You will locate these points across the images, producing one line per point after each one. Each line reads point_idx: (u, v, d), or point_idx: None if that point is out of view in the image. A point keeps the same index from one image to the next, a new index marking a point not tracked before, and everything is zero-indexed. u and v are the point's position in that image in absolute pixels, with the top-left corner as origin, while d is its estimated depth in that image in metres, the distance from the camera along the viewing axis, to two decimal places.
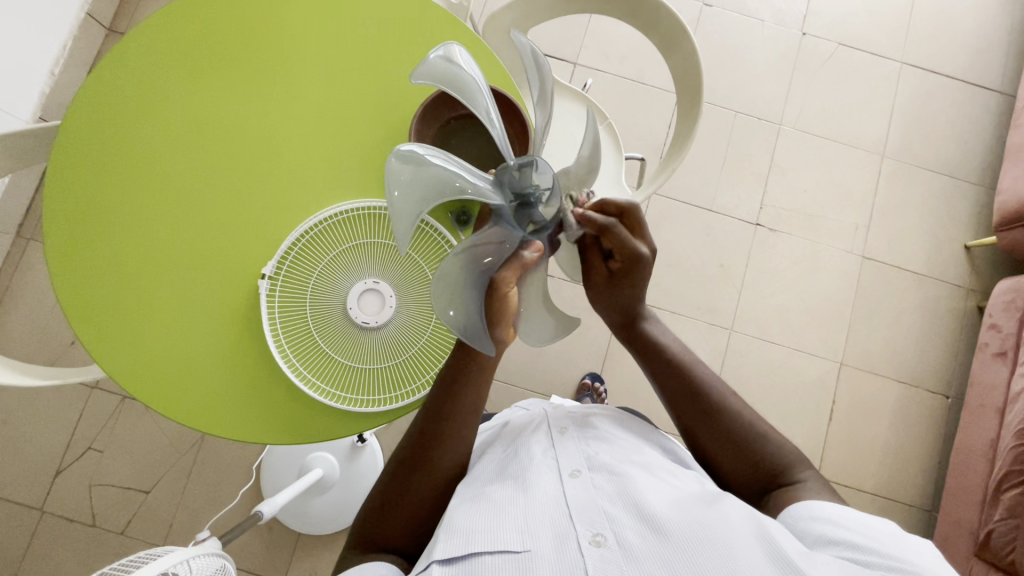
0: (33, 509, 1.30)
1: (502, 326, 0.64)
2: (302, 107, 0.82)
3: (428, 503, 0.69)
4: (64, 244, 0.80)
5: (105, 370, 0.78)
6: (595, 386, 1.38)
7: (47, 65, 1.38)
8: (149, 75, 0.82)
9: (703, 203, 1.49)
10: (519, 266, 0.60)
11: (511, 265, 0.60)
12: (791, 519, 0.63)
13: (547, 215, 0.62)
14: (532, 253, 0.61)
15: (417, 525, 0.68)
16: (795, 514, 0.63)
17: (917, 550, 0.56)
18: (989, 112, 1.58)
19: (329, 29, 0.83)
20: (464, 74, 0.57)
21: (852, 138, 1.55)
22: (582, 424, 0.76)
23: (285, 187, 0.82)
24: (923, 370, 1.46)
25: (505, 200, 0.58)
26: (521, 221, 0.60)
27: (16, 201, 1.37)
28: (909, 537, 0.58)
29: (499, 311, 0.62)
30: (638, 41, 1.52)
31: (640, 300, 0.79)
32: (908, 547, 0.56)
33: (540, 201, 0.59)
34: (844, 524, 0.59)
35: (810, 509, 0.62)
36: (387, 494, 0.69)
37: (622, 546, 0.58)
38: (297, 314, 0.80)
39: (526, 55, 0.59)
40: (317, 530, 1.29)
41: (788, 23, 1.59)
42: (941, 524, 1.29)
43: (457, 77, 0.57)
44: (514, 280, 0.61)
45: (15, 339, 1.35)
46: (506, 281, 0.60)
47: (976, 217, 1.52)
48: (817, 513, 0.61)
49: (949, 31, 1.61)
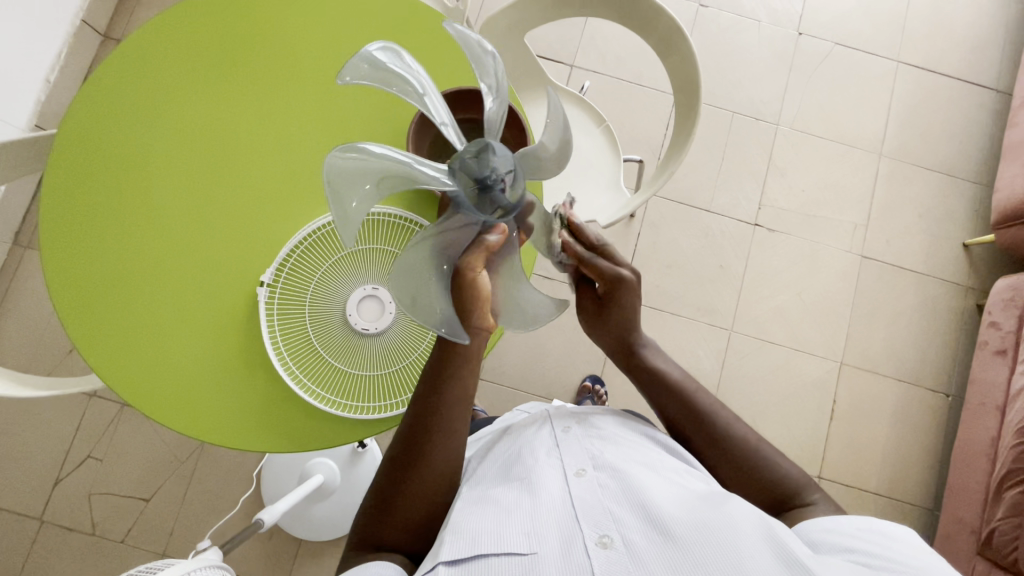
0: (33, 519, 1.30)
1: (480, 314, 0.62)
2: (300, 114, 0.82)
3: (427, 509, 0.68)
4: (62, 252, 0.79)
5: (101, 376, 0.78)
6: (596, 388, 1.39)
7: (43, 72, 1.38)
8: (146, 78, 0.81)
9: (701, 204, 1.49)
10: (484, 250, 0.60)
11: (475, 249, 0.59)
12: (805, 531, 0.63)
13: (513, 197, 0.61)
14: (495, 237, 0.60)
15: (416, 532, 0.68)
16: (805, 528, 0.63)
17: (924, 554, 0.57)
18: (985, 110, 1.58)
19: (327, 35, 0.83)
20: (397, 73, 0.58)
21: (850, 138, 1.55)
22: (585, 424, 0.76)
23: (283, 194, 0.82)
24: (923, 369, 1.46)
25: (465, 189, 0.59)
26: (484, 207, 0.60)
27: (13, 209, 1.36)
28: (921, 544, 0.58)
29: (471, 299, 0.61)
30: (635, 42, 1.52)
31: (635, 329, 0.80)
32: (920, 553, 0.56)
33: (501, 182, 0.59)
34: (862, 535, 0.59)
35: (823, 522, 0.62)
36: (386, 496, 0.68)
37: (628, 547, 0.57)
38: (296, 320, 0.79)
39: (469, 47, 0.58)
40: (318, 537, 1.28)
41: (784, 23, 1.59)
42: (943, 523, 1.28)
43: (393, 72, 0.57)
44: (479, 264, 0.60)
45: (13, 348, 1.35)
46: (470, 265, 0.60)
47: (974, 216, 1.53)
48: (831, 526, 0.61)
49: (945, 30, 1.61)
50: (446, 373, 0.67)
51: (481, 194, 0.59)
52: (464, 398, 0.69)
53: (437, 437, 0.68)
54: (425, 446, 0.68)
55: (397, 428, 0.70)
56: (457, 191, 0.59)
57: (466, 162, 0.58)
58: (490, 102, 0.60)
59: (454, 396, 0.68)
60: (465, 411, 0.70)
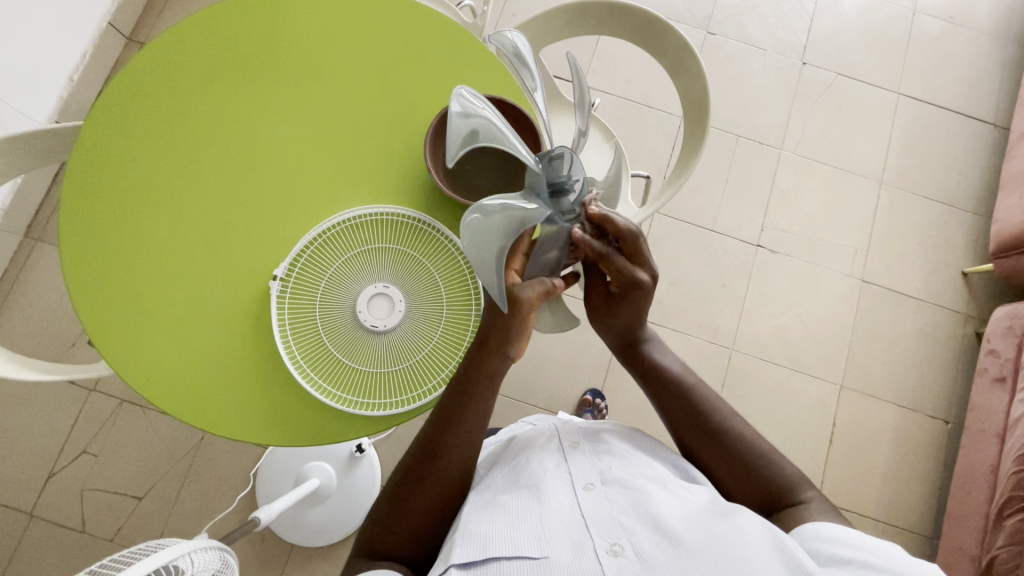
0: (23, 513, 1.28)
1: (521, 342, 0.67)
2: (319, 117, 0.84)
3: (427, 523, 0.68)
4: (82, 230, 0.81)
5: (107, 358, 0.78)
6: (597, 402, 1.40)
7: (67, 70, 1.41)
8: (179, 69, 0.84)
9: (706, 224, 1.52)
10: (543, 290, 0.63)
11: (535, 284, 0.63)
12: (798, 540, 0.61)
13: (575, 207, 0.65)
14: (558, 283, 0.65)
15: (414, 542, 0.67)
16: (800, 533, 0.62)
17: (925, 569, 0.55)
18: (984, 143, 1.62)
19: (352, 39, 0.86)
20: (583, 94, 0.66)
21: (852, 165, 1.58)
22: (593, 437, 0.75)
23: (298, 191, 0.83)
24: (923, 395, 1.46)
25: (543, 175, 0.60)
26: (552, 207, 0.62)
27: (27, 201, 1.38)
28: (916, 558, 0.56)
29: (518, 329, 0.65)
30: (645, 65, 1.56)
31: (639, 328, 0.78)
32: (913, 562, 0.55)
33: (572, 190, 0.63)
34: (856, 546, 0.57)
35: (814, 529, 0.61)
36: (391, 509, 0.68)
37: (639, 555, 0.58)
38: (307, 318, 0.80)
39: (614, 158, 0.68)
40: (311, 542, 1.27)
41: (789, 52, 1.64)
42: (942, 552, 1.27)
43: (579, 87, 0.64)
44: (537, 301, 0.63)
45: (17, 338, 1.35)
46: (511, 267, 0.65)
47: (973, 246, 1.55)
48: (824, 534, 0.60)
49: (944, 64, 1.66)
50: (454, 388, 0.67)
51: (554, 196, 0.62)
52: (470, 410, 0.68)
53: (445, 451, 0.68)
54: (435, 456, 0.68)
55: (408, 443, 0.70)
56: (539, 178, 0.59)
57: (564, 152, 0.59)
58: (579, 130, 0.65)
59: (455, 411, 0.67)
60: (472, 420, 0.69)
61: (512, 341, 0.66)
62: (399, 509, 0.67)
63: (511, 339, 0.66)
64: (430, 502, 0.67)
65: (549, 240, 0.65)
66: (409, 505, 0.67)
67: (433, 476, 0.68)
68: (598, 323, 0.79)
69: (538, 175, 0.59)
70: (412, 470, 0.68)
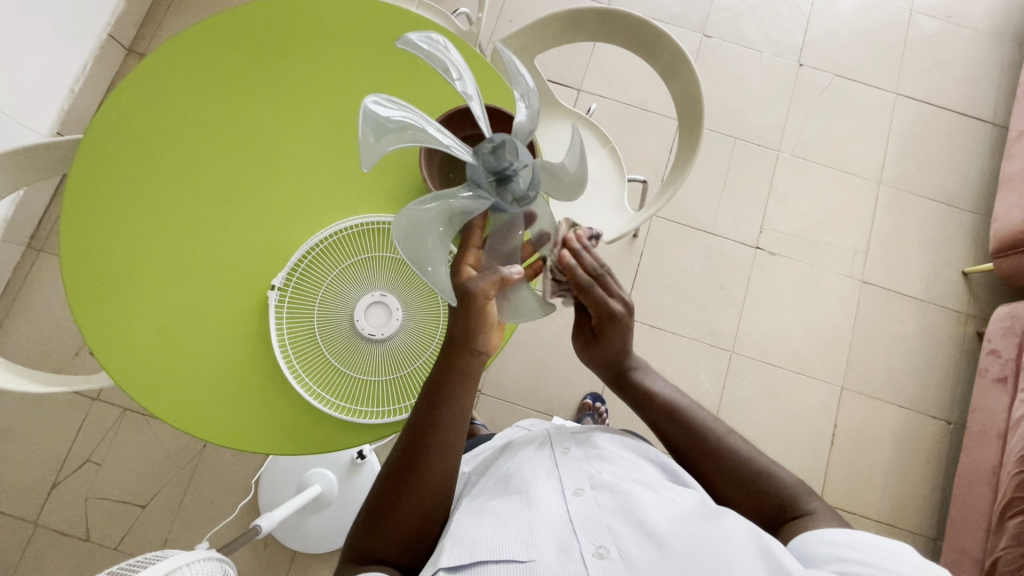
0: (28, 522, 1.29)
1: (486, 335, 0.66)
2: (315, 127, 0.85)
3: (411, 528, 0.68)
4: (81, 241, 0.82)
5: (107, 368, 0.79)
6: (598, 406, 1.39)
7: (67, 82, 1.43)
8: (177, 81, 0.85)
9: (704, 226, 1.52)
10: (496, 280, 0.63)
11: (489, 274, 0.62)
12: (799, 545, 0.62)
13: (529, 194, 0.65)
14: (515, 271, 0.64)
15: (400, 543, 0.68)
16: (803, 539, 0.62)
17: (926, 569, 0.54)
18: (983, 142, 1.62)
19: (348, 49, 0.87)
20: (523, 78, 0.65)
21: (850, 165, 1.58)
22: (585, 443, 0.75)
23: (295, 198, 0.84)
24: (924, 395, 1.46)
25: (481, 167, 0.62)
26: (496, 195, 0.63)
27: (29, 213, 1.39)
28: (918, 557, 0.56)
29: (477, 320, 0.63)
30: (641, 69, 1.57)
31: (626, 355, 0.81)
32: (914, 563, 0.55)
33: (519, 177, 0.63)
34: (853, 547, 0.57)
35: (816, 534, 0.61)
36: (378, 513, 0.68)
37: (624, 558, 0.58)
38: (304, 326, 0.81)
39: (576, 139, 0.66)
40: (313, 549, 1.27)
41: (785, 54, 1.64)
42: (945, 554, 1.27)
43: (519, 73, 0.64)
44: (492, 292, 0.63)
45: (20, 349, 1.36)
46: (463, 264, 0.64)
47: (973, 246, 1.55)
48: (825, 537, 0.60)
49: (942, 64, 1.66)
50: (443, 392, 0.67)
51: (499, 184, 0.62)
52: (458, 415, 0.68)
53: (433, 456, 0.67)
54: (421, 461, 0.67)
55: (392, 445, 0.70)
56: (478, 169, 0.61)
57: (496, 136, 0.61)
58: (523, 116, 0.65)
59: (442, 415, 0.67)
60: (458, 424, 0.68)
61: (472, 332, 0.65)
62: (385, 512, 0.67)
63: (472, 331, 0.64)
64: (415, 506, 0.67)
65: (502, 228, 0.65)
66: (394, 509, 0.67)
67: (422, 482, 0.67)
68: (583, 348, 0.82)
69: (476, 166, 0.62)
70: (396, 474, 0.68)
